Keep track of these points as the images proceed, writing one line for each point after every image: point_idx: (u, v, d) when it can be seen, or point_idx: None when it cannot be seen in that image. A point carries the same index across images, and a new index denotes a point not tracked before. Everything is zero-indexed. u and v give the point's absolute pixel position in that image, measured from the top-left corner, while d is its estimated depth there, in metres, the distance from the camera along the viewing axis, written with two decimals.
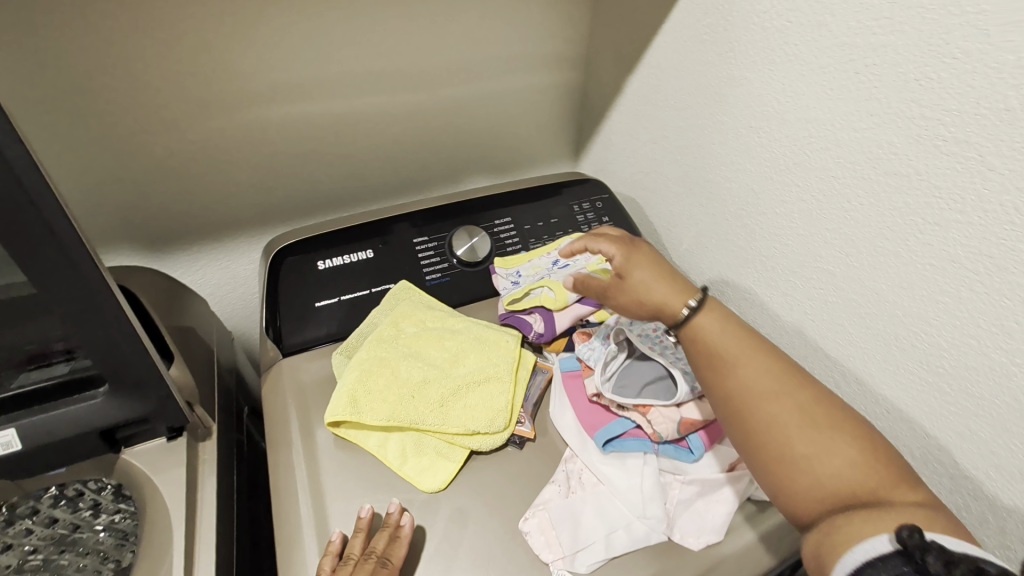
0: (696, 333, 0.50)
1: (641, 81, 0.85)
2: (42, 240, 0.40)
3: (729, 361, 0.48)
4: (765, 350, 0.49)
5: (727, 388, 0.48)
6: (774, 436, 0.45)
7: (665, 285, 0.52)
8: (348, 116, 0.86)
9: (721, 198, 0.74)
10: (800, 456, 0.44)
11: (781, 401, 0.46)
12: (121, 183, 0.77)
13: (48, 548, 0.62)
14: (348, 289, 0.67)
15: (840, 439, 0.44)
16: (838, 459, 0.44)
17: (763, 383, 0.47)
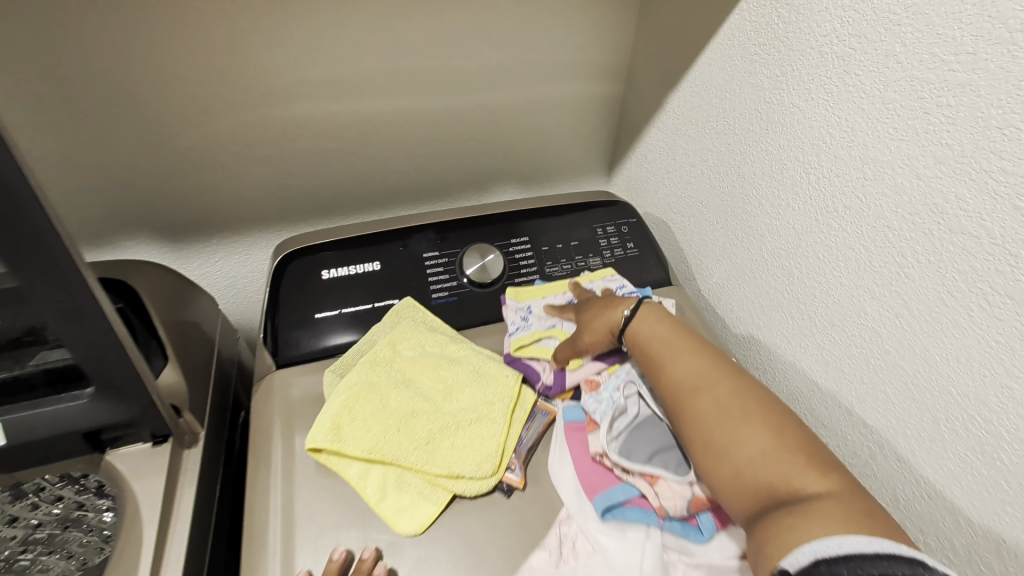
0: (646, 348, 0.54)
1: (684, 99, 0.79)
2: (25, 242, 0.39)
3: (675, 377, 0.50)
4: (719, 370, 0.49)
5: (675, 407, 0.49)
6: (715, 452, 0.45)
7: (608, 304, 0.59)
8: (374, 118, 0.83)
9: (760, 235, 0.68)
10: (742, 473, 0.43)
11: (705, 392, 0.48)
12: (142, 173, 0.76)
13: (36, 547, 0.58)
14: (350, 302, 0.65)
15: (788, 457, 0.42)
16: (782, 476, 0.42)
17: (709, 401, 0.47)
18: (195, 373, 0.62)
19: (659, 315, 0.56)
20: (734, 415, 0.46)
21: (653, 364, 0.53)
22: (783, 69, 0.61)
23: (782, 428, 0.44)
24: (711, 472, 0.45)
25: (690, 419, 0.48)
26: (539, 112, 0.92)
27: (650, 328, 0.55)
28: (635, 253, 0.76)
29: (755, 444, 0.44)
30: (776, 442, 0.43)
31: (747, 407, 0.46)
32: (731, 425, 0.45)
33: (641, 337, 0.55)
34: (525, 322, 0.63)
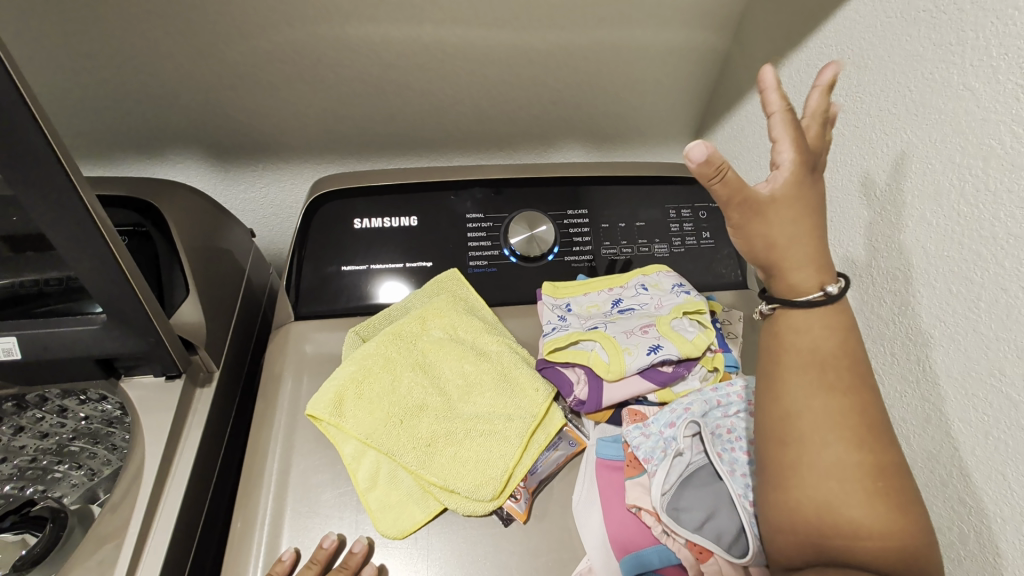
0: (803, 350, 0.39)
1: (807, 62, 0.64)
2: (20, 153, 0.35)
3: (825, 408, 0.37)
4: (881, 422, 0.38)
5: (807, 441, 0.37)
6: (830, 516, 0.36)
7: (813, 246, 0.38)
8: (438, 48, 0.73)
9: (873, 247, 0.56)
10: (848, 550, 0.35)
11: (845, 446, 0.37)
12: (188, 85, 0.72)
13: (47, 456, 0.64)
14: (381, 257, 0.59)
15: (910, 555, 0.35)
16: (891, 573, 0.35)
17: (857, 459, 0.36)
18: (220, 308, 0.60)
19: (838, 322, 0.39)
20: (879, 489, 0.36)
21: (800, 375, 0.38)
22: (960, 35, 0.46)
23: (918, 521, 0.36)
24: (809, 528, 0.37)
25: (819, 463, 0.37)
26: (625, 60, 0.78)
27: (826, 339, 0.38)
28: (710, 245, 0.65)
29: (883, 529, 0.35)
30: (904, 536, 0.35)
31: (896, 483, 0.36)
32: (867, 498, 0.36)
33: (802, 338, 0.39)
34: (562, 323, 0.55)
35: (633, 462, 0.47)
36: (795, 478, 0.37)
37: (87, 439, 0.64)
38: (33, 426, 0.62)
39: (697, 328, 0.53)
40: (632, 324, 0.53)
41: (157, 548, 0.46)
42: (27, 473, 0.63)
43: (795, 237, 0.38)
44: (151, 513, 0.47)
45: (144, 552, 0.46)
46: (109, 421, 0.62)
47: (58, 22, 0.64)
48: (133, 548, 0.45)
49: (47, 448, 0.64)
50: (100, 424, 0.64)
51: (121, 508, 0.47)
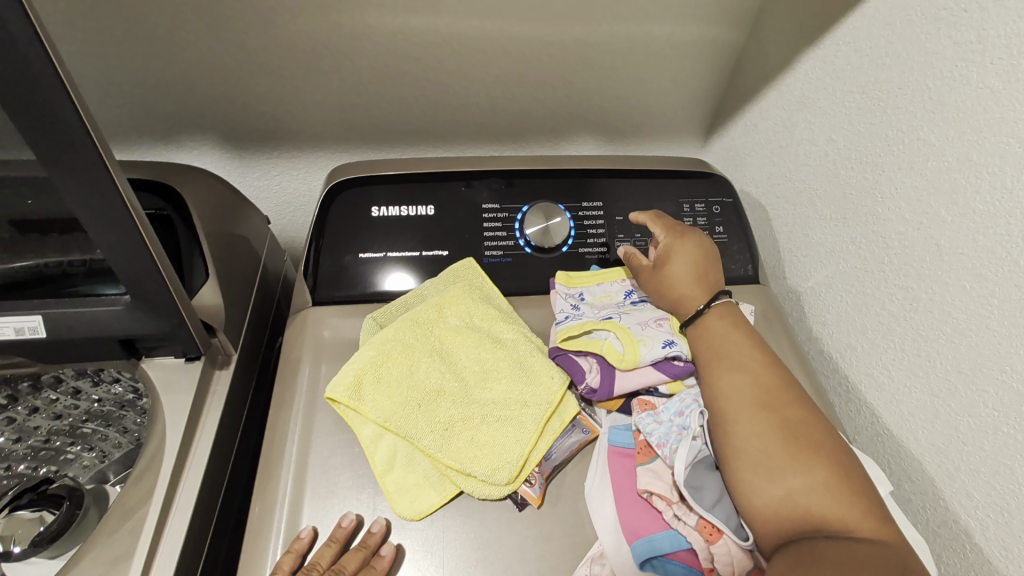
0: (711, 348, 0.50)
1: (823, 59, 0.64)
2: (55, 134, 0.36)
3: (739, 386, 0.47)
4: (789, 392, 0.47)
5: (730, 416, 0.46)
6: (768, 475, 0.43)
7: (692, 285, 0.54)
8: (455, 39, 0.73)
9: (885, 243, 0.57)
10: (792, 501, 0.41)
11: (768, 416, 0.45)
12: (207, 72, 0.72)
13: (60, 437, 0.65)
14: (397, 245, 0.60)
15: (846, 497, 0.41)
16: (835, 513, 0.41)
17: (776, 421, 0.45)
18: (238, 293, 0.60)
19: (734, 325, 0.52)
20: (799, 444, 0.44)
21: (719, 367, 0.49)
22: (981, 34, 0.46)
23: (844, 467, 0.43)
24: (757, 490, 0.43)
25: (748, 432, 0.45)
26: (641, 54, 0.78)
27: (728, 339, 0.50)
28: (723, 240, 0.66)
29: (813, 476, 0.42)
30: (835, 480, 0.42)
31: (813, 438, 0.44)
32: (791, 453, 0.43)
33: (711, 340, 0.51)
34: (575, 312, 0.56)
35: (644, 449, 0.48)
36: (730, 449, 0.45)
37: (99, 422, 0.66)
38: (47, 408, 0.63)
39: None
40: (646, 317, 0.54)
41: (178, 523, 0.47)
42: (41, 454, 0.65)
43: (680, 281, 0.54)
44: (173, 490, 0.48)
45: (166, 526, 0.47)
46: (122, 405, 0.64)
47: (79, 5, 0.64)
48: (155, 523, 0.46)
49: (59, 430, 0.65)
50: (112, 408, 0.65)
51: (143, 485, 0.48)
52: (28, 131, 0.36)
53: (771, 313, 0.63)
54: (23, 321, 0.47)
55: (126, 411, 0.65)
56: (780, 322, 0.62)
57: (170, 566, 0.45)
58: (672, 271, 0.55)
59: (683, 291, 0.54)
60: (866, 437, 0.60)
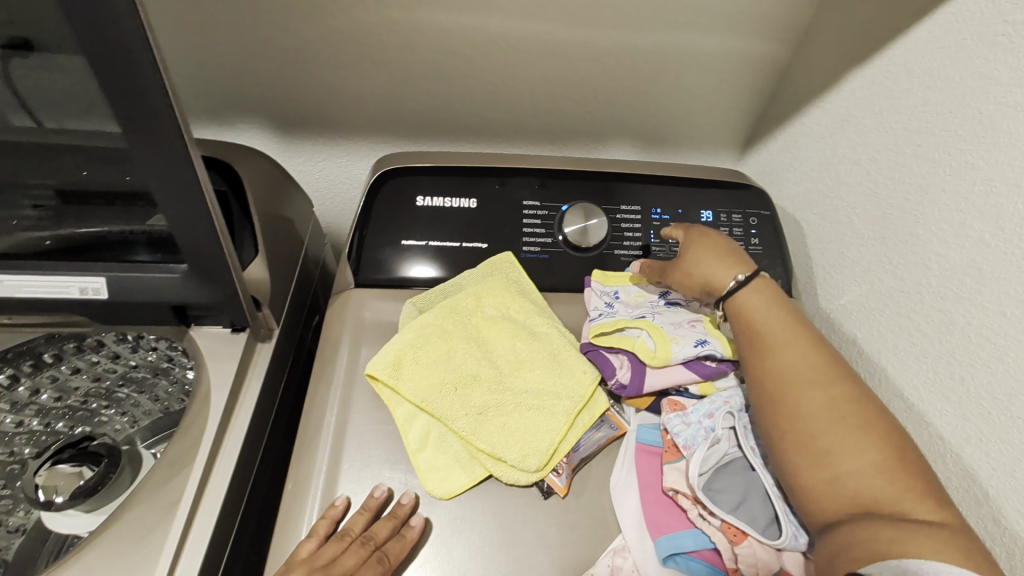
0: (752, 326, 0.50)
1: (871, 78, 0.64)
2: (141, 103, 0.39)
3: (787, 368, 0.47)
4: (840, 372, 0.46)
5: (776, 397, 0.46)
6: (819, 457, 0.44)
7: (717, 260, 0.53)
8: (504, 38, 0.75)
9: (924, 264, 0.57)
10: (843, 482, 0.42)
11: (815, 395, 0.45)
12: (264, 59, 0.75)
13: (97, 399, 0.68)
14: (439, 235, 0.62)
15: (899, 477, 0.41)
16: (888, 494, 0.41)
17: (828, 402, 0.45)
18: (283, 271, 0.63)
19: (775, 299, 0.50)
20: (851, 425, 0.44)
21: (763, 346, 0.49)
22: None
23: (898, 447, 0.43)
24: (805, 467, 0.44)
25: (796, 412, 0.45)
26: (684, 64, 0.79)
27: (773, 316, 0.49)
28: (757, 251, 0.67)
29: (865, 457, 0.42)
30: (889, 461, 0.42)
31: (865, 419, 0.44)
32: (840, 432, 0.43)
33: (755, 319, 0.50)
34: (609, 310, 0.57)
35: (672, 448, 0.49)
36: (777, 428, 0.46)
37: (133, 386, 0.68)
38: (90, 368, 0.67)
39: None
40: (680, 318, 0.55)
41: (218, 484, 0.49)
42: (77, 414, 0.67)
43: (704, 261, 0.54)
44: (214, 451, 0.50)
45: (206, 486, 0.49)
46: (156, 371, 0.67)
47: None
48: (197, 481, 0.48)
49: (95, 391, 0.68)
50: (147, 373, 0.68)
51: (186, 445, 0.50)
52: (116, 101, 0.39)
53: None
54: (87, 281, 0.51)
55: (160, 377, 0.67)
56: None
57: (208, 524, 0.47)
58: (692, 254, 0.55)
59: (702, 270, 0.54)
60: None
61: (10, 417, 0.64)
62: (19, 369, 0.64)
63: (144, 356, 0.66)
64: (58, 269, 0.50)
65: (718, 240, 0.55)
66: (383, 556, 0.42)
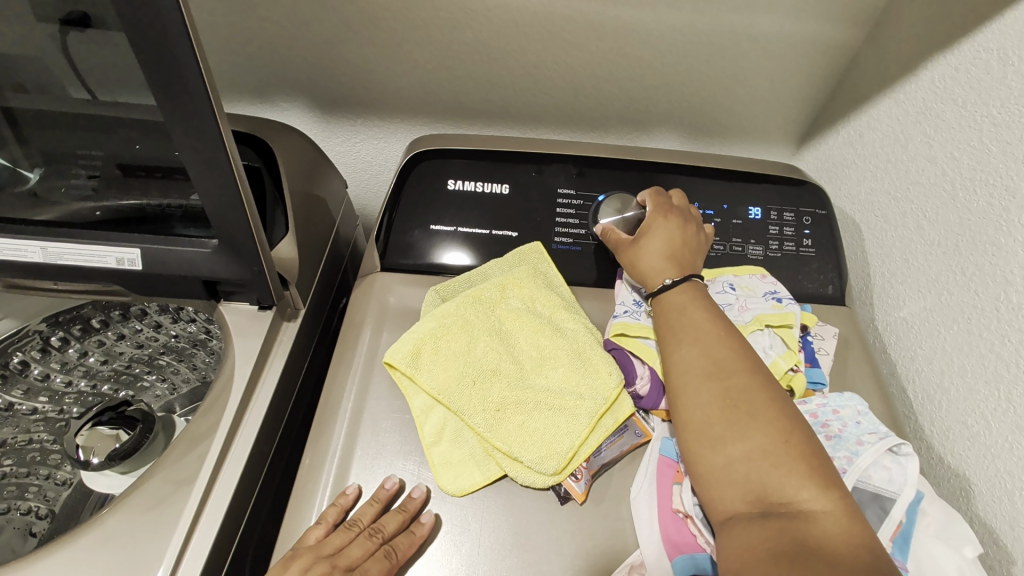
0: (667, 320, 0.48)
1: (956, 66, 0.57)
2: (173, 78, 0.39)
3: (691, 358, 0.45)
4: (742, 359, 0.44)
5: (677, 389, 0.45)
6: (713, 448, 0.41)
7: (664, 261, 0.52)
8: (550, 19, 0.72)
9: (1005, 279, 0.50)
10: (730, 470, 0.40)
11: (713, 386, 0.43)
12: (307, 36, 0.74)
13: (140, 365, 0.69)
14: (468, 221, 0.60)
15: (787, 463, 0.39)
16: (775, 481, 0.38)
17: (728, 389, 0.42)
18: (311, 251, 0.62)
19: (695, 295, 0.49)
20: (742, 411, 0.41)
21: (673, 339, 0.47)
22: None
23: (790, 432, 0.40)
24: (701, 461, 0.42)
25: (693, 404, 0.43)
26: (742, 48, 0.73)
27: (692, 309, 0.48)
28: (809, 253, 0.61)
29: (754, 443, 0.40)
30: (782, 447, 0.39)
31: (757, 404, 0.41)
32: (733, 423, 0.41)
33: (673, 312, 0.48)
34: (636, 308, 0.54)
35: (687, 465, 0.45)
36: (679, 422, 0.44)
37: (174, 355, 0.69)
38: (134, 335, 0.68)
39: (779, 346, 0.52)
40: None
41: (237, 460, 0.49)
42: (122, 377, 0.69)
43: (653, 255, 0.52)
44: (234, 427, 0.51)
45: (225, 461, 0.49)
46: (195, 341, 0.68)
47: None
48: (216, 456, 0.48)
49: (140, 357, 0.69)
50: (187, 342, 0.69)
51: (209, 419, 0.51)
52: (150, 73, 0.38)
53: (855, 342, 0.58)
54: (123, 253, 0.52)
55: (197, 346, 0.68)
56: (866, 351, 0.57)
57: (223, 500, 0.47)
58: (642, 245, 0.53)
59: (644, 266, 0.52)
60: (949, 488, 0.55)
61: (61, 376, 0.67)
62: (69, 331, 0.68)
63: (184, 324, 0.67)
64: (99, 238, 0.51)
65: (677, 240, 0.53)
66: (390, 552, 0.41)
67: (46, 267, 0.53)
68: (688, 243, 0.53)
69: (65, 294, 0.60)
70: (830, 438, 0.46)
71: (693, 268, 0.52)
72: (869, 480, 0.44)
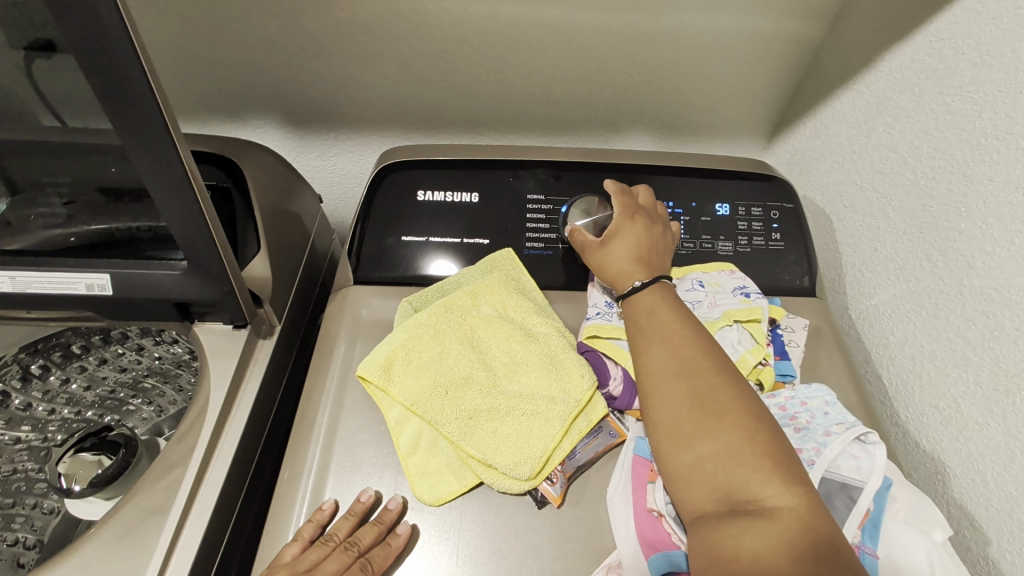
0: (636, 321, 0.49)
1: (911, 57, 0.58)
2: (127, 103, 0.39)
3: (659, 358, 0.46)
4: (709, 359, 0.45)
5: (647, 390, 0.45)
6: (681, 448, 0.42)
7: (631, 262, 0.52)
8: (515, 26, 0.72)
9: (967, 263, 0.51)
10: (699, 469, 0.40)
11: (680, 386, 0.43)
12: (274, 53, 0.75)
13: (125, 389, 0.69)
14: (439, 231, 0.60)
15: (752, 461, 0.39)
16: (741, 478, 0.39)
17: (698, 390, 0.43)
18: (285, 268, 0.63)
19: (663, 296, 0.50)
20: (709, 411, 0.42)
21: (643, 341, 0.47)
22: None
23: (755, 430, 0.40)
24: (671, 462, 0.42)
25: (661, 405, 0.44)
26: (706, 46, 0.74)
27: (661, 309, 0.48)
28: (778, 246, 0.62)
29: (720, 442, 0.40)
30: (747, 445, 0.40)
31: (723, 403, 0.42)
32: (700, 423, 0.41)
33: (642, 313, 0.49)
34: (609, 310, 0.54)
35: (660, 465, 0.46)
36: (650, 424, 0.44)
37: (158, 377, 0.69)
38: (116, 359, 0.68)
39: (748, 341, 0.52)
40: None
41: (215, 480, 0.49)
42: (106, 403, 0.68)
43: (620, 257, 0.53)
44: (211, 448, 0.51)
45: (203, 482, 0.49)
46: (177, 362, 0.67)
47: None
48: (193, 477, 0.48)
49: (124, 381, 0.69)
50: (170, 362, 0.68)
51: (186, 440, 0.50)
52: (104, 99, 0.39)
53: (827, 332, 0.59)
54: (92, 278, 0.51)
55: (178, 366, 0.68)
56: (838, 340, 0.58)
57: (202, 522, 0.47)
58: (608, 247, 0.54)
59: (611, 268, 0.53)
60: (925, 472, 0.55)
61: (43, 405, 0.67)
62: (50, 359, 0.67)
63: (166, 345, 0.67)
64: (67, 264, 0.51)
65: (643, 241, 0.53)
66: (366, 565, 0.41)
67: (15, 296, 0.52)
68: (654, 242, 0.54)
69: (38, 322, 0.60)
70: (799, 430, 0.47)
71: (661, 268, 0.53)
72: (838, 470, 0.44)
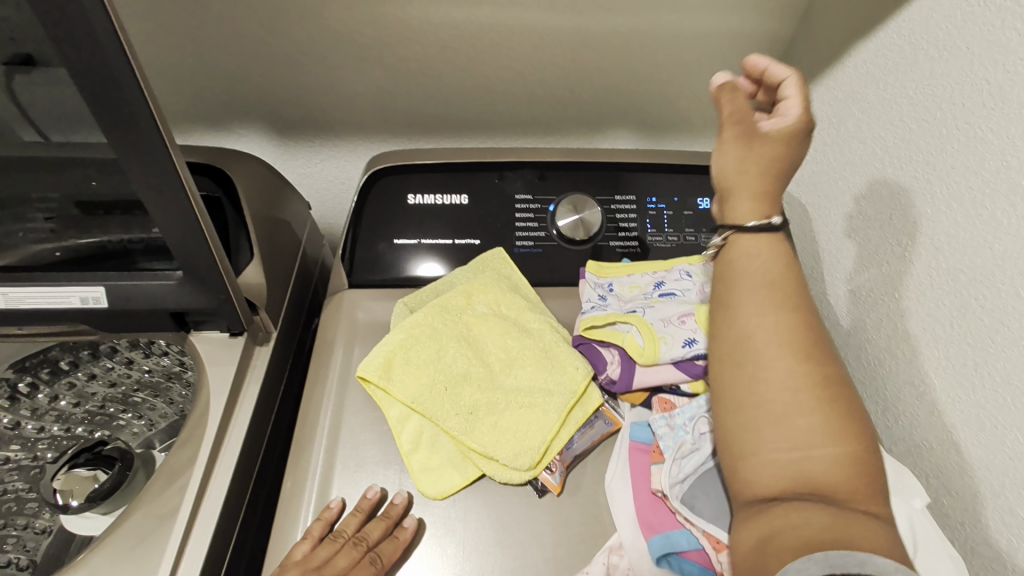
0: (757, 271, 0.41)
1: (876, 53, 0.61)
2: (123, 117, 0.39)
3: (781, 327, 0.39)
4: (829, 349, 0.40)
5: (763, 360, 0.39)
6: (788, 433, 0.37)
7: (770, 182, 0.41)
8: (496, 30, 0.74)
9: (932, 246, 0.54)
10: (799, 458, 0.37)
11: (802, 369, 0.38)
12: (258, 62, 0.75)
13: (115, 404, 0.69)
14: (431, 233, 0.61)
15: (860, 470, 0.37)
16: (840, 479, 0.36)
17: (809, 374, 0.38)
18: (279, 274, 0.63)
19: (788, 255, 0.42)
20: (829, 407, 0.38)
21: (762, 300, 0.40)
22: None
23: (863, 437, 0.38)
24: (767, 441, 0.37)
25: (777, 381, 0.38)
26: (682, 46, 0.77)
27: (788, 271, 0.41)
28: None
29: (832, 440, 0.37)
30: (853, 450, 0.37)
31: (843, 402, 0.38)
32: (823, 416, 0.37)
33: (761, 265, 0.41)
34: (601, 302, 0.56)
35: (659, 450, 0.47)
36: (752, 394, 0.38)
37: (148, 391, 0.69)
38: (105, 374, 0.68)
39: None
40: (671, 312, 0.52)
41: (219, 486, 0.50)
42: (96, 418, 0.68)
43: (760, 170, 0.41)
44: (214, 454, 0.51)
45: (208, 488, 0.50)
46: (167, 375, 0.67)
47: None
48: (198, 484, 0.49)
49: (113, 396, 0.69)
50: (160, 376, 0.68)
51: (188, 448, 0.51)
52: (99, 114, 0.39)
53: None
54: (87, 292, 0.52)
55: (169, 380, 0.68)
56: None
57: (209, 527, 0.48)
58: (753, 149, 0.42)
59: (745, 174, 0.41)
60: (904, 447, 0.58)
61: (32, 423, 0.66)
62: (37, 376, 0.67)
63: (155, 359, 0.67)
64: (59, 279, 0.51)
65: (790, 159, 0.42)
66: (375, 558, 0.42)
67: (7, 312, 0.52)
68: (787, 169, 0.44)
69: (30, 338, 0.60)
70: None
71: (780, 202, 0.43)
72: None
